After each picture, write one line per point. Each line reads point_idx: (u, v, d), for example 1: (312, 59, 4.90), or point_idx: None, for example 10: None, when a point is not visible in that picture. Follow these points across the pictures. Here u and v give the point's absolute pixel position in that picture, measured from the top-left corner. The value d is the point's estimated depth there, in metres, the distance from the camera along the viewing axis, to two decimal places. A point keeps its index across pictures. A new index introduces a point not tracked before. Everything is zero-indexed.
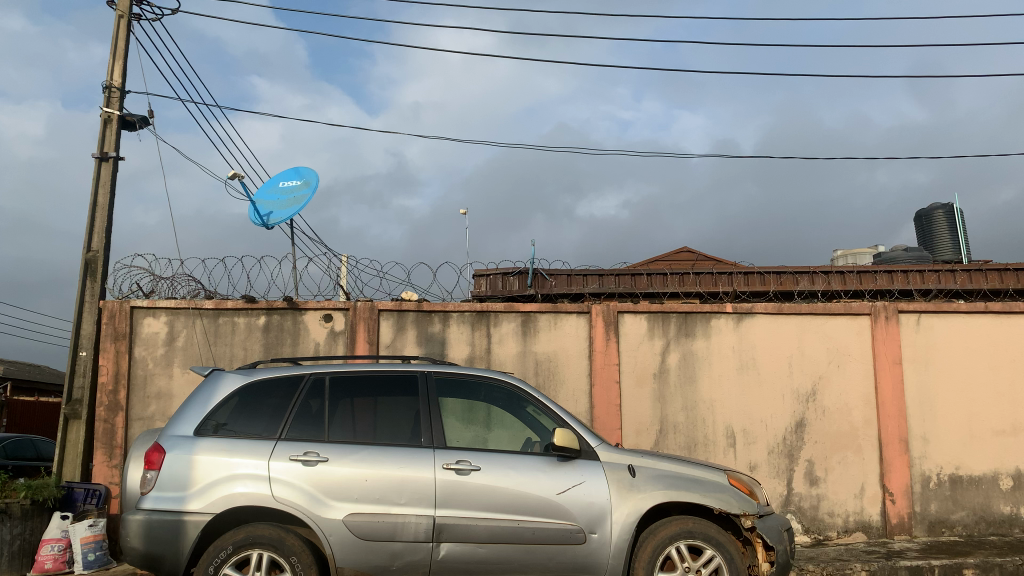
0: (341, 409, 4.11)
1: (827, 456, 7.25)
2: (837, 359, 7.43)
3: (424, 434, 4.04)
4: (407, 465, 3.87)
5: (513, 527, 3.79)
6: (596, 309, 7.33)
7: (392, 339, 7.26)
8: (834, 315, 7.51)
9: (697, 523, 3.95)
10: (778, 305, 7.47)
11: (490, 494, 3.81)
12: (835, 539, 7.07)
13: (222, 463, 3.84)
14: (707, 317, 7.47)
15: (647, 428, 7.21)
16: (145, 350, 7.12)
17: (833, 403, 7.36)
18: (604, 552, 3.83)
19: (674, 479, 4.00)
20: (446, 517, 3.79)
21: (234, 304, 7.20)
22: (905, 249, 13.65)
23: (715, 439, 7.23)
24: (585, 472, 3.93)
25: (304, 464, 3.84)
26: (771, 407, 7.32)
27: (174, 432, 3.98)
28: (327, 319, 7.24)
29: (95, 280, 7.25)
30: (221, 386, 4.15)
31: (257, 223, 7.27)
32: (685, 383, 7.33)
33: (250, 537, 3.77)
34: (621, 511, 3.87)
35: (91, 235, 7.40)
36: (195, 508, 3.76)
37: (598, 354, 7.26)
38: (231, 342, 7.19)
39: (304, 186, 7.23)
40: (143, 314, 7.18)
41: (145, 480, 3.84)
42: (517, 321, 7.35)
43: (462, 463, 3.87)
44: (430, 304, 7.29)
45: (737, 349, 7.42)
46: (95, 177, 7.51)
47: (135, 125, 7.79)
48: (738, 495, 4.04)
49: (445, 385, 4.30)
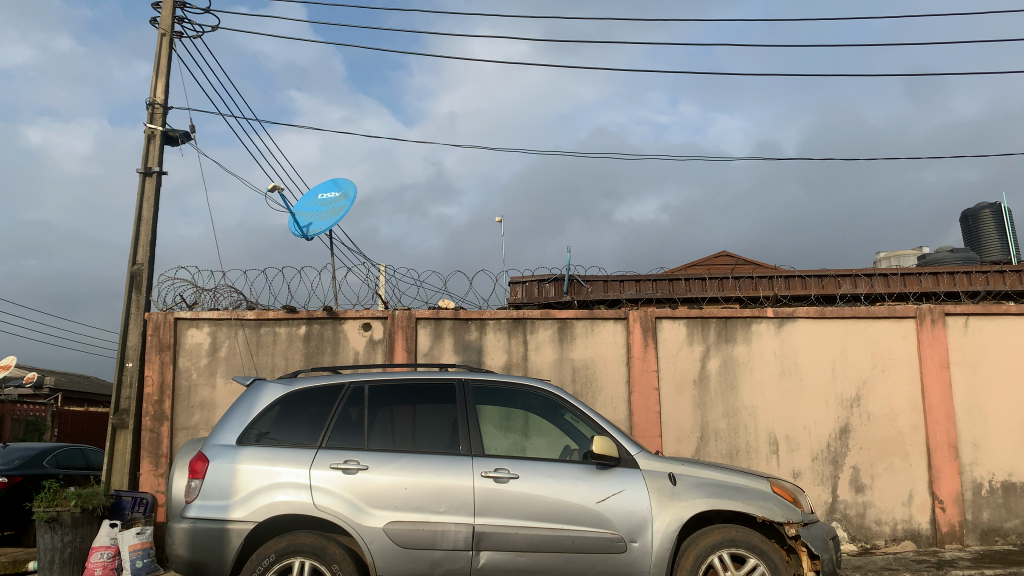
0: (381, 417, 4.14)
1: (874, 462, 7.10)
2: (881, 364, 7.28)
3: (463, 443, 4.05)
4: (446, 473, 3.88)
5: (553, 535, 3.78)
6: (634, 315, 7.29)
7: (430, 347, 7.30)
8: (877, 319, 7.36)
9: (739, 532, 3.89)
10: (820, 309, 7.34)
11: (530, 503, 3.80)
12: (882, 547, 6.91)
13: (265, 472, 3.89)
14: (747, 322, 7.38)
15: (687, 435, 7.13)
16: (189, 360, 7.26)
17: (878, 408, 7.21)
18: (645, 561, 3.80)
19: (715, 487, 3.94)
20: (485, 525, 3.79)
21: (275, 314, 7.31)
22: (951, 250, 13.37)
23: (758, 446, 7.12)
24: (625, 480, 3.90)
25: (344, 472, 3.88)
26: (815, 413, 7.20)
27: (217, 441, 4.04)
28: (365, 328, 7.30)
29: (140, 292, 7.43)
30: (263, 395, 4.21)
31: (297, 233, 7.37)
32: (726, 390, 7.24)
33: (292, 545, 3.81)
34: (662, 520, 3.83)
35: (136, 249, 7.59)
36: (238, 516, 3.81)
37: (636, 360, 7.21)
38: (272, 352, 7.29)
39: (342, 197, 7.31)
40: (187, 325, 7.32)
41: (189, 489, 3.91)
42: (554, 328, 7.33)
43: (501, 471, 3.87)
44: (467, 312, 7.32)
45: (778, 355, 7.31)
46: (140, 192, 7.70)
47: (177, 140, 7.97)
48: (782, 503, 3.95)
49: (482, 393, 4.31)
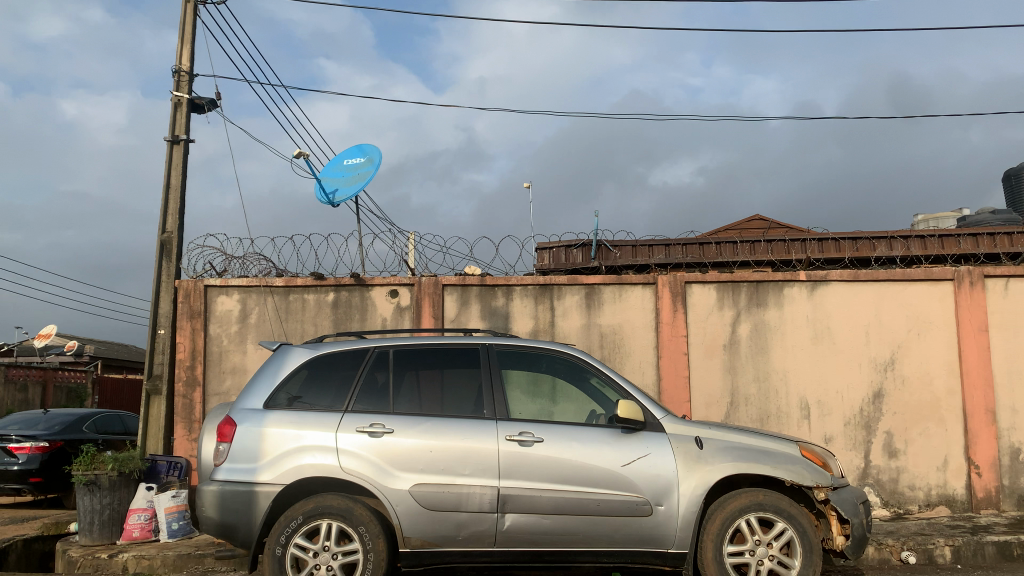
0: (406, 382, 4.13)
1: (908, 427, 6.98)
2: (917, 328, 7.13)
3: (488, 406, 4.03)
4: (470, 437, 3.87)
5: (578, 499, 3.76)
6: (663, 280, 7.20)
7: (457, 314, 7.29)
8: (914, 281, 7.19)
9: (768, 496, 3.82)
10: (854, 272, 7.18)
11: (555, 466, 3.79)
12: (916, 513, 6.83)
13: (292, 436, 3.91)
14: (779, 286, 7.24)
15: (717, 400, 7.07)
16: (219, 327, 7.33)
17: (913, 372, 7.07)
18: (672, 524, 3.77)
19: (743, 450, 3.88)
20: (510, 488, 3.79)
21: (303, 281, 7.34)
22: (992, 211, 13.01)
23: (789, 411, 7.05)
24: (651, 444, 3.86)
25: (370, 436, 3.89)
26: (848, 377, 7.08)
27: (244, 405, 4.06)
28: (393, 294, 7.31)
29: (170, 260, 7.52)
30: (289, 360, 4.22)
31: (323, 200, 7.37)
32: (756, 354, 7.14)
33: (319, 508, 3.84)
34: (688, 483, 3.80)
35: (166, 217, 7.66)
36: (266, 479, 3.85)
37: (665, 326, 7.13)
38: (301, 318, 7.33)
39: (368, 163, 7.28)
40: (217, 292, 7.38)
41: (218, 453, 3.96)
42: (581, 294, 7.28)
43: (525, 434, 3.85)
44: (494, 278, 7.28)
45: (810, 318, 7.18)
46: (168, 161, 7.74)
47: (204, 108, 7.98)
48: (811, 466, 3.86)
49: (507, 357, 4.29)
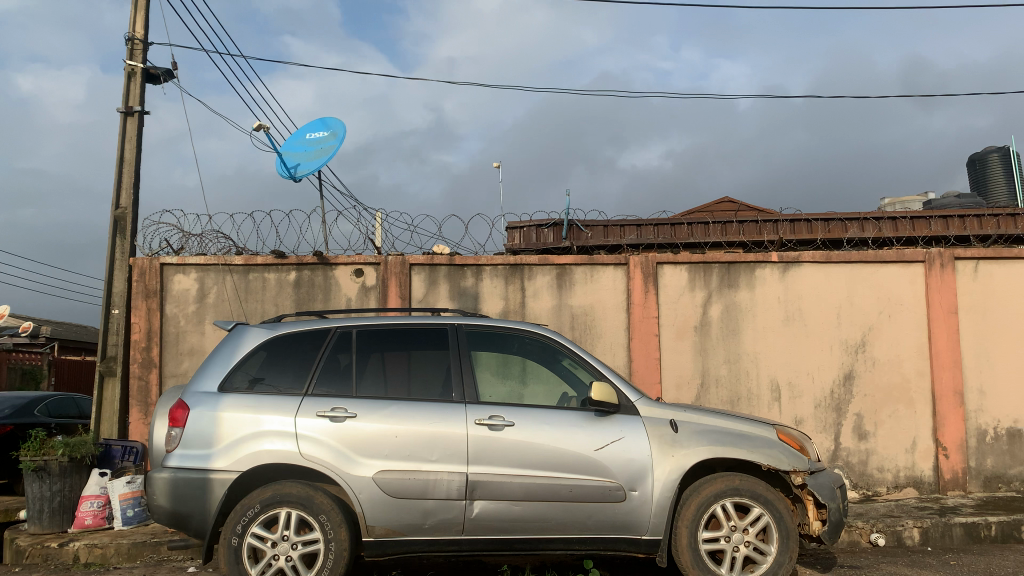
0: (370, 363, 3.95)
1: (878, 409, 6.97)
2: (888, 310, 7.09)
3: (456, 389, 3.86)
4: (438, 421, 3.70)
5: (549, 485, 3.62)
6: (634, 260, 7.07)
7: (425, 294, 7.10)
8: (885, 263, 7.15)
9: (744, 480, 3.70)
10: (826, 253, 7.12)
11: (526, 451, 3.64)
12: (884, 494, 6.83)
13: (249, 420, 3.71)
14: (751, 267, 7.16)
15: (687, 381, 6.98)
16: (176, 307, 7.06)
17: (883, 354, 7.05)
18: (645, 510, 3.64)
19: (719, 434, 3.76)
20: (478, 474, 3.63)
21: (264, 259, 7.08)
22: (958, 195, 13.12)
23: (759, 393, 6.98)
24: (625, 427, 3.72)
25: (332, 420, 3.71)
26: (819, 359, 7.04)
27: (198, 388, 3.84)
28: (358, 274, 7.09)
29: (124, 237, 7.21)
30: (246, 340, 4.00)
31: (285, 175, 7.11)
32: (728, 336, 7.06)
33: (278, 495, 3.65)
34: (663, 468, 3.67)
35: (119, 192, 7.34)
36: (221, 465, 3.65)
37: (636, 307, 7.02)
38: (263, 298, 7.09)
39: (332, 137, 7.03)
40: (173, 270, 7.10)
41: (169, 438, 3.74)
42: (552, 274, 7.13)
43: (495, 418, 3.70)
44: (463, 257, 7.10)
45: (782, 300, 7.11)
46: (121, 133, 7.40)
47: (160, 78, 7.64)
48: (788, 451, 3.76)
49: (476, 338, 4.12)
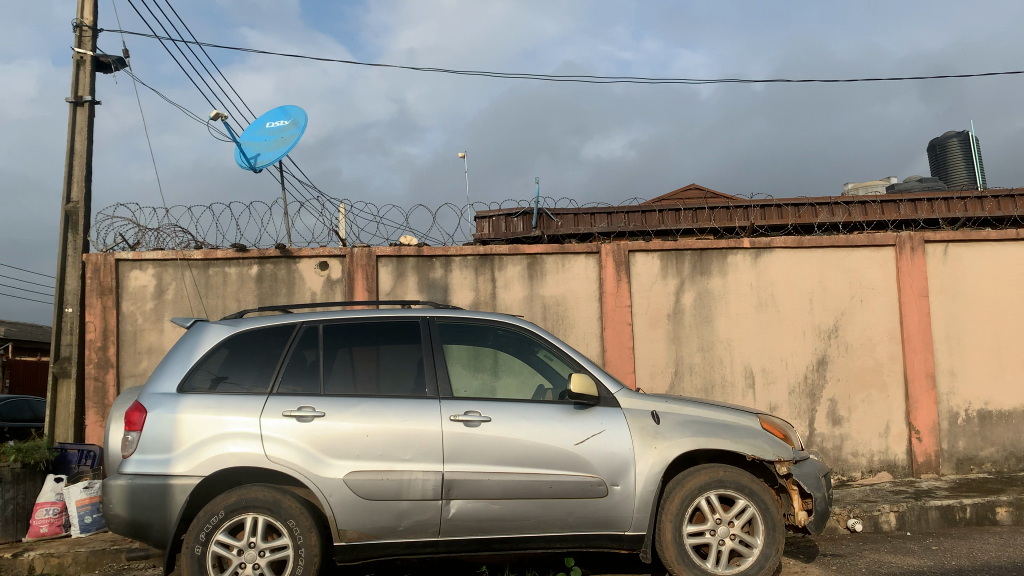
0: (338, 359, 3.77)
1: (851, 394, 6.95)
2: (859, 294, 7.08)
3: (429, 385, 3.70)
4: (410, 418, 3.54)
5: (529, 481, 3.48)
6: (606, 249, 6.95)
7: (392, 286, 6.91)
8: (856, 248, 7.13)
9: (729, 472, 3.60)
10: (798, 238, 7.07)
11: (503, 447, 3.49)
12: (859, 479, 6.82)
13: (211, 422, 3.51)
14: (724, 254, 7.09)
15: (662, 370, 6.89)
16: (133, 304, 6.78)
17: (856, 339, 7.03)
18: (628, 505, 3.52)
19: (702, 424, 3.65)
20: (455, 472, 3.48)
21: (224, 253, 6.83)
22: (920, 179, 13.26)
23: (734, 380, 6.93)
24: (605, 420, 3.59)
25: (299, 420, 3.52)
26: (792, 345, 6.99)
27: (155, 389, 3.63)
28: (323, 267, 6.88)
29: (76, 232, 6.91)
30: (206, 338, 3.80)
31: (245, 165, 6.87)
32: (701, 324, 6.98)
33: (243, 500, 3.46)
34: (645, 461, 3.55)
35: (70, 185, 7.03)
36: (181, 470, 3.44)
37: (609, 296, 6.90)
38: (223, 293, 6.84)
39: (293, 126, 6.80)
40: (129, 266, 6.82)
41: (125, 442, 3.52)
42: (523, 264, 6.99)
43: (471, 414, 3.55)
44: (431, 248, 6.92)
45: (755, 286, 7.06)
46: (71, 124, 7.08)
47: (111, 66, 7.33)
48: (772, 440, 3.67)
49: (449, 330, 3.96)
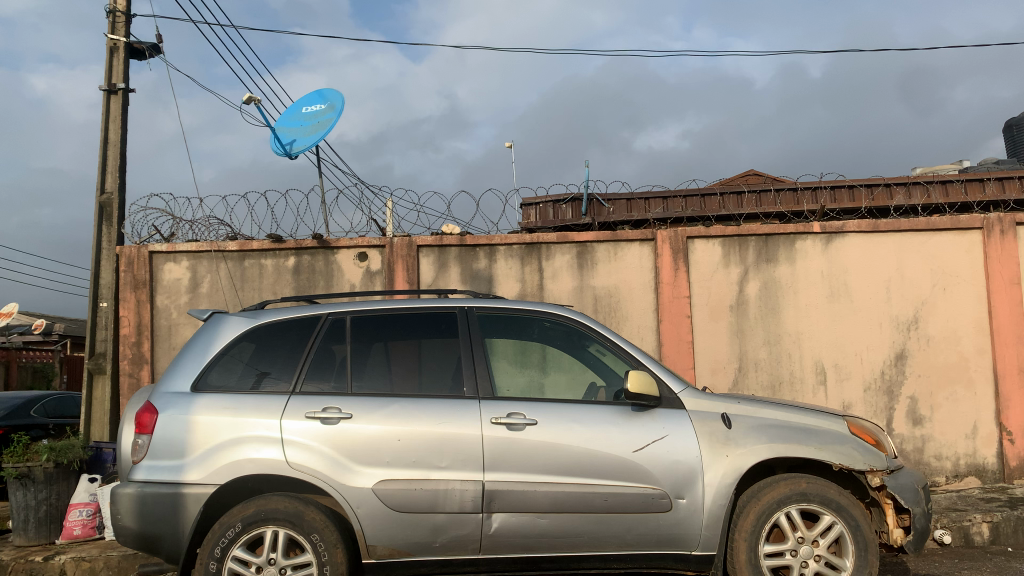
0: (368, 355, 3.40)
1: (934, 392, 6.35)
2: (942, 282, 6.45)
3: (467, 383, 3.29)
4: (447, 420, 3.15)
5: (581, 494, 3.06)
6: (662, 235, 6.48)
7: (434, 278, 6.55)
8: (938, 231, 6.50)
9: (812, 483, 3.12)
10: (873, 222, 6.48)
11: (552, 455, 3.07)
12: (943, 485, 6.22)
13: (227, 425, 3.17)
14: (791, 239, 6.54)
15: (724, 366, 6.39)
16: (167, 298, 6.54)
17: (939, 331, 6.41)
18: (696, 521, 3.07)
19: (781, 429, 3.17)
20: (497, 482, 3.08)
21: (260, 244, 6.54)
22: (995, 162, 12.41)
23: (803, 376, 6.38)
24: (669, 424, 3.14)
25: (323, 423, 3.15)
26: (868, 338, 6.41)
27: (167, 388, 3.30)
28: (362, 258, 6.54)
29: (111, 224, 6.70)
30: (223, 332, 3.46)
31: (280, 152, 6.57)
32: (766, 315, 6.45)
33: (262, 512, 3.11)
34: (715, 471, 3.10)
35: (104, 176, 6.82)
36: (195, 478, 3.11)
37: (666, 287, 6.42)
38: (259, 286, 6.56)
39: (329, 110, 6.47)
40: (163, 259, 6.58)
41: (136, 447, 3.20)
42: (572, 253, 6.56)
43: (514, 416, 3.13)
44: (474, 237, 6.53)
45: (825, 274, 6.49)
46: (105, 113, 6.88)
47: (145, 53, 7.10)
48: (863, 447, 3.17)
49: (491, 322, 3.54)
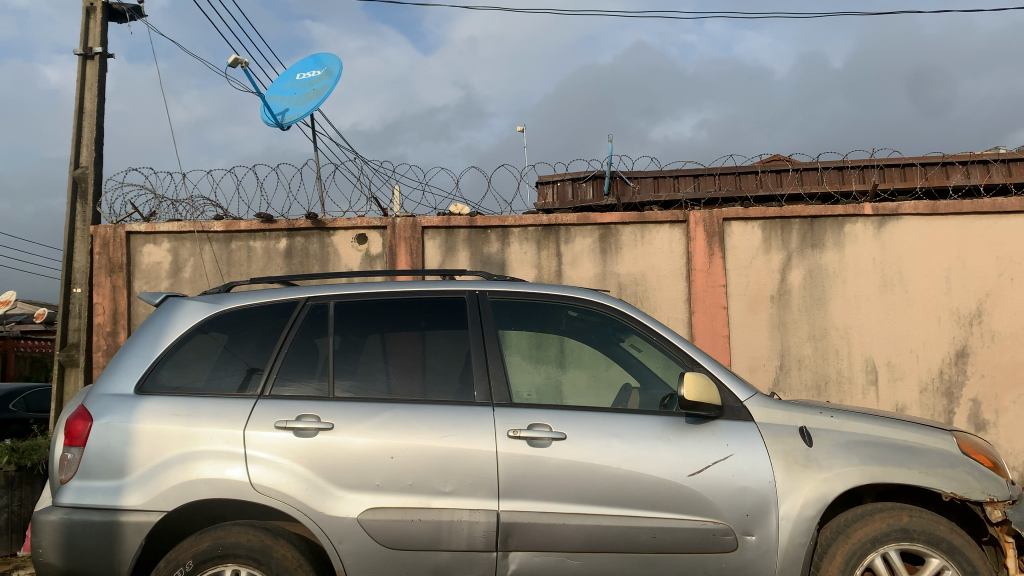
0: (358, 350, 2.76)
1: (1000, 394, 5.61)
2: (1010, 271, 5.73)
3: (479, 387, 2.64)
4: (453, 434, 2.49)
5: (623, 529, 2.41)
6: (695, 217, 5.82)
7: (441, 262, 5.90)
8: (1006, 214, 5.78)
9: (916, 518, 2.48)
10: (932, 203, 5.78)
11: (585, 480, 2.42)
12: None
13: (178, 435, 2.53)
14: (839, 222, 5.86)
15: (763, 364, 5.71)
16: (146, 284, 5.91)
17: (1006, 326, 5.68)
18: (768, 563, 2.42)
19: (875, 448, 2.52)
20: (515, 512, 2.43)
21: (248, 225, 5.91)
22: None
23: (852, 375, 5.68)
24: (734, 439, 2.49)
25: (297, 434, 2.51)
26: (925, 333, 5.70)
27: (105, 390, 2.66)
28: (361, 240, 5.90)
29: (86, 202, 6.09)
30: (178, 320, 2.81)
31: (271, 123, 5.92)
32: (811, 307, 5.77)
33: (220, 547, 2.47)
34: (794, 499, 2.44)
35: (79, 148, 6.20)
36: (137, 503, 2.47)
37: (699, 274, 5.76)
38: (247, 271, 5.92)
39: (325, 76, 5.81)
40: (142, 240, 5.95)
41: (64, 463, 2.55)
42: (594, 236, 5.89)
43: (538, 428, 2.48)
44: (485, 218, 5.87)
45: (878, 262, 5.80)
46: (80, 79, 6.24)
47: (126, 16, 6.45)
48: (979, 471, 2.52)
49: (508, 310, 2.88)
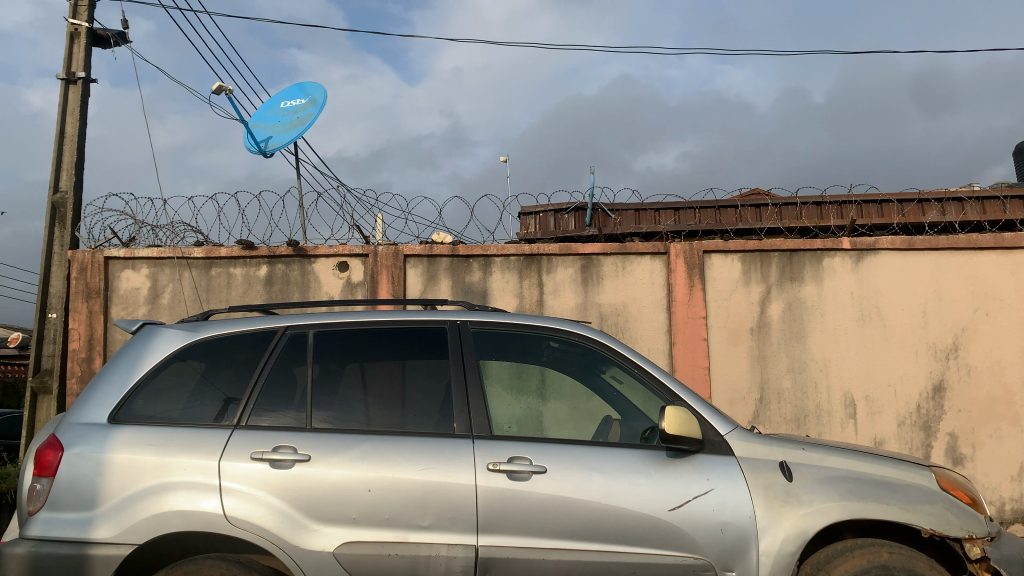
0: (336, 380, 2.73)
1: (976, 428, 5.65)
2: (984, 306, 5.81)
3: (459, 418, 2.61)
4: (432, 466, 2.46)
5: (602, 563, 2.39)
6: (676, 248, 5.86)
7: (422, 291, 5.88)
8: (980, 251, 5.87)
9: (896, 554, 2.47)
10: (909, 238, 5.87)
11: (565, 513, 2.40)
12: None
13: (151, 467, 2.48)
14: (818, 256, 5.92)
15: (743, 396, 5.72)
16: (124, 310, 5.84)
17: (981, 361, 5.74)
18: None
19: (855, 483, 2.52)
20: (494, 546, 2.40)
21: (228, 251, 5.87)
22: None
23: (831, 408, 5.70)
24: (715, 473, 2.48)
25: (273, 466, 2.47)
26: (903, 367, 5.74)
27: (78, 419, 2.61)
28: (342, 268, 5.88)
29: (64, 227, 6.03)
30: (154, 349, 2.77)
31: (253, 150, 5.91)
32: (791, 340, 5.80)
33: None
34: (774, 535, 2.43)
35: (58, 172, 6.15)
36: (107, 536, 2.42)
37: (680, 306, 5.79)
38: (226, 297, 5.87)
39: (309, 104, 5.82)
40: (120, 266, 5.89)
41: (32, 494, 2.49)
42: (576, 267, 5.91)
43: (518, 462, 2.46)
44: (468, 247, 5.88)
45: (856, 295, 5.86)
46: (62, 103, 6.21)
47: (110, 41, 6.45)
48: (956, 508, 2.53)
49: (489, 340, 2.87)
